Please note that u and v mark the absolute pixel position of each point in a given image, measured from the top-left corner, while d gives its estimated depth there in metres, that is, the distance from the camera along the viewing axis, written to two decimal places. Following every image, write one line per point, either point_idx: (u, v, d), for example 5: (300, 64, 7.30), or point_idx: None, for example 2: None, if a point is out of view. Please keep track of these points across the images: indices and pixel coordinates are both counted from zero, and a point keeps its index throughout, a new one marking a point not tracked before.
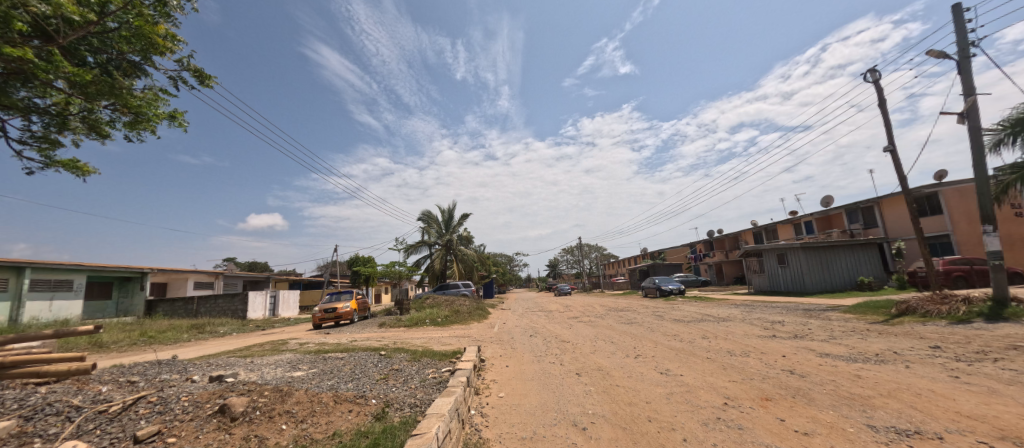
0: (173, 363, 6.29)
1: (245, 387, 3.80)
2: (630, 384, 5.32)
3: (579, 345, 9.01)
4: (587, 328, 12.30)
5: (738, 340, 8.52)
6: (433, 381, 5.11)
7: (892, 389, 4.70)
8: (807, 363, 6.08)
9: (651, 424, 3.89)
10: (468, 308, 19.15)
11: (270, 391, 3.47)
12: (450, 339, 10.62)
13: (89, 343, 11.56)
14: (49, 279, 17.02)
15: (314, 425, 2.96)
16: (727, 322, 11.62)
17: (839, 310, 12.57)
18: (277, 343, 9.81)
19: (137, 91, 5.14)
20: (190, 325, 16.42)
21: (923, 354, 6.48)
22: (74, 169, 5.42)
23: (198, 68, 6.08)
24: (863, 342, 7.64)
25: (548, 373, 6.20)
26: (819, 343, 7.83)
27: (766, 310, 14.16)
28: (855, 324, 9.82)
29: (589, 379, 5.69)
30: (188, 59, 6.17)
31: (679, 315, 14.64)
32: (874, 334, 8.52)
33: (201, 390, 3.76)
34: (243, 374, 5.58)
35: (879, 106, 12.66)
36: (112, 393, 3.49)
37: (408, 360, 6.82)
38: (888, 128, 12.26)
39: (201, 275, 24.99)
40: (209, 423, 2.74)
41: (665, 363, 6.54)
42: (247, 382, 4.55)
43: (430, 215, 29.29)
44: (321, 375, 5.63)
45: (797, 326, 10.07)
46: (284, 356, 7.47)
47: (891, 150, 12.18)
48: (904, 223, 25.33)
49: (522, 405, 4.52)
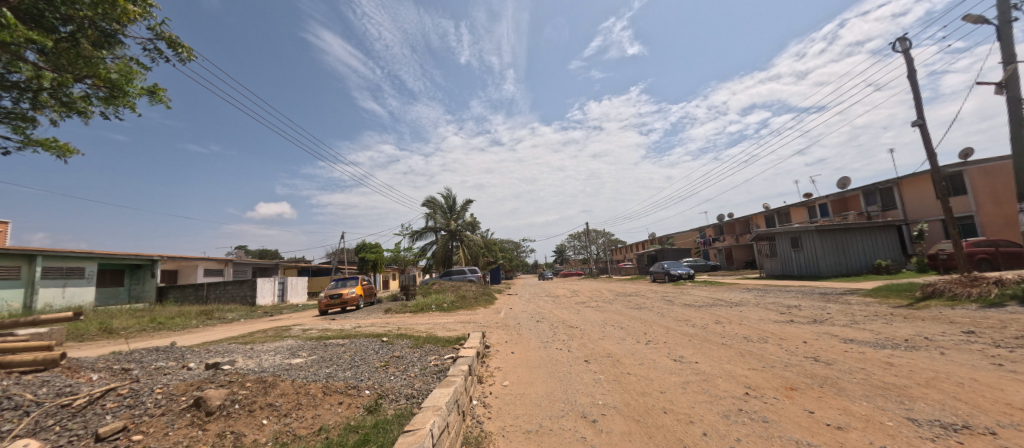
0: (172, 349, 6.18)
1: (228, 377, 3.52)
2: (643, 372, 5.01)
3: (587, 331, 8.75)
4: (595, 313, 12.08)
5: (754, 325, 8.17)
6: (434, 369, 4.83)
7: (930, 378, 4.30)
8: (831, 350, 5.69)
9: (666, 416, 3.60)
10: (475, 293, 19.04)
11: (255, 381, 3.14)
12: (455, 324, 10.43)
13: (100, 330, 11.78)
14: (61, 267, 17.23)
15: (298, 420, 2.68)
16: (740, 307, 11.25)
17: (858, 294, 12.09)
18: (280, 329, 9.76)
19: (109, 63, 4.76)
20: (199, 311, 16.62)
21: (957, 339, 6.04)
22: (55, 150, 5.08)
23: (173, 36, 5.65)
24: (889, 327, 7.22)
25: (555, 360, 5.92)
26: (842, 328, 7.43)
27: (781, 294, 13.75)
28: (877, 308, 9.39)
29: (598, 366, 5.41)
30: (161, 26, 5.73)
31: (689, 300, 14.29)
32: (898, 318, 8.09)
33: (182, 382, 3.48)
34: (240, 362, 5.56)
35: (908, 77, 11.77)
36: (81, 383, 3.28)
37: (410, 347, 6.59)
38: (917, 102, 11.41)
39: (210, 262, 25.24)
40: (181, 418, 2.48)
41: (678, 349, 6.23)
42: (232, 372, 4.31)
43: (435, 202, 29.15)
44: (320, 363, 5.53)
45: (815, 311, 9.66)
46: (286, 342, 7.36)
47: (920, 125, 11.34)
48: (925, 204, 24.39)
49: (528, 395, 4.26)
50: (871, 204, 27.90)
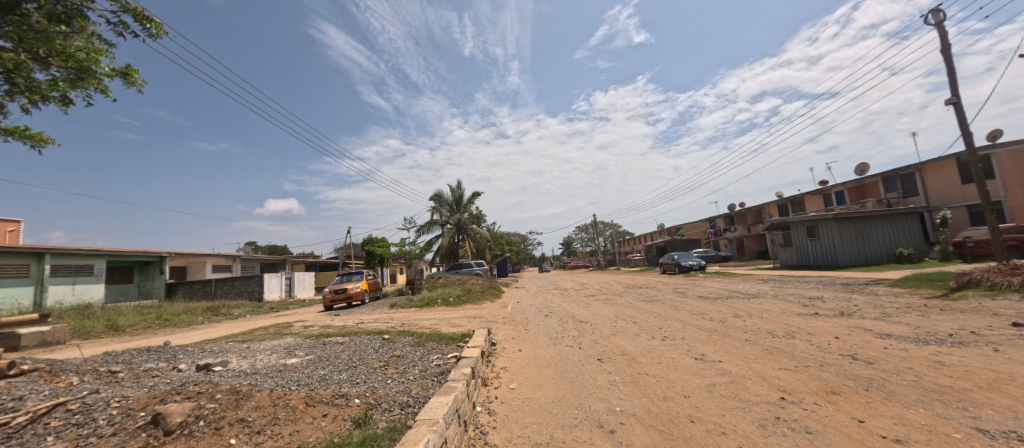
0: (163, 350, 5.92)
1: (202, 386, 3.15)
2: (662, 373, 4.58)
3: (598, 326, 8.34)
4: (606, 307, 11.69)
5: (776, 318, 7.68)
6: (434, 372, 4.44)
7: (993, 380, 3.77)
8: (868, 347, 5.18)
9: (694, 426, 3.18)
10: (481, 287, 18.71)
11: (228, 391, 2.79)
12: (461, 319, 10.13)
13: (106, 327, 11.77)
14: (70, 264, 17.30)
15: (273, 439, 2.31)
16: (758, 299, 10.75)
17: (885, 284, 11.43)
18: (281, 326, 9.51)
19: (70, 39, 4.39)
20: (206, 307, 16.62)
21: (1009, 334, 5.47)
22: (28, 139, 4.79)
23: (140, 9, 5.24)
24: (927, 321, 6.66)
25: (565, 359, 5.53)
26: (874, 321, 6.90)
27: (800, 285, 13.12)
28: (908, 300, 8.79)
29: (612, 366, 5.00)
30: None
31: (703, 293, 13.79)
32: (935, 310, 7.50)
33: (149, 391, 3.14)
34: (234, 363, 5.33)
35: (942, 52, 10.88)
36: (38, 397, 2.97)
37: (412, 345, 6.24)
38: (952, 79, 10.52)
39: (218, 258, 25.33)
40: (133, 440, 2.12)
41: (698, 347, 5.78)
42: (213, 380, 3.98)
43: (441, 195, 28.76)
44: (316, 364, 5.23)
45: (840, 303, 9.12)
46: (284, 340, 7.08)
47: (955, 103, 10.44)
48: (949, 190, 23.29)
49: (537, 400, 3.89)
50: (891, 190, 26.80)
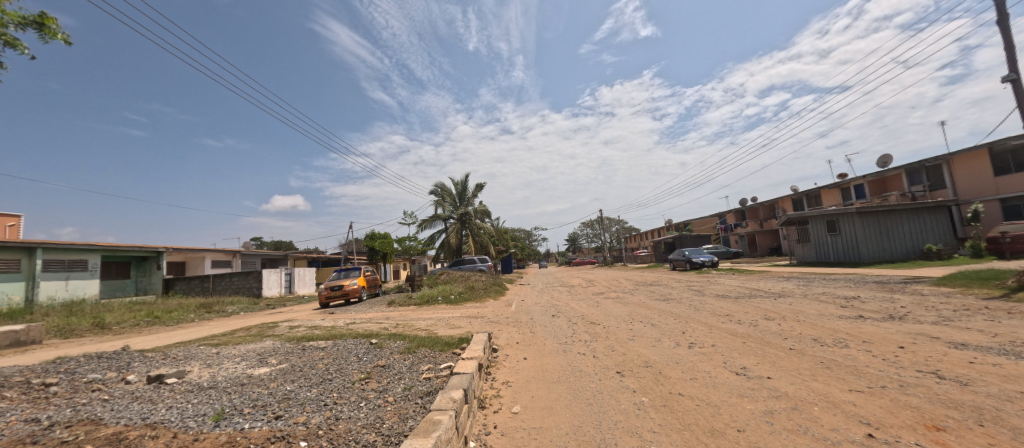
0: (117, 356, 5.19)
1: (83, 429, 2.29)
2: (700, 393, 3.72)
3: (611, 328, 7.52)
4: (618, 306, 10.84)
5: (817, 322, 6.74)
6: (420, 392, 3.59)
7: None
8: (948, 361, 4.26)
9: None
10: (484, 284, 17.92)
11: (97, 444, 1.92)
12: (461, 320, 9.34)
13: (92, 324, 11.24)
14: (63, 259, 16.84)
15: None
16: (786, 299, 9.80)
17: (926, 283, 10.39)
18: (266, 326, 8.79)
19: None
20: (200, 304, 16.05)
21: None
22: None
23: None
24: (1001, 327, 5.69)
25: (579, 372, 4.70)
26: (935, 327, 5.95)
27: (828, 283, 12.13)
28: (964, 301, 7.77)
29: (636, 382, 4.15)
30: None
31: (722, 291, 12.80)
32: (1001, 314, 6.52)
33: (12, 435, 2.30)
34: (192, 375, 4.56)
35: (1000, 23, 9.65)
36: None
37: (400, 352, 5.44)
38: (1010, 54, 9.35)
39: (217, 254, 24.83)
40: None
41: (736, 357, 4.89)
42: (132, 408, 3.15)
43: (443, 188, 27.82)
44: (285, 376, 4.45)
45: (884, 304, 8.14)
46: (262, 344, 6.36)
47: (1014, 80, 9.28)
48: (981, 181, 21.85)
49: (547, 431, 3.07)
50: (916, 183, 25.39)
